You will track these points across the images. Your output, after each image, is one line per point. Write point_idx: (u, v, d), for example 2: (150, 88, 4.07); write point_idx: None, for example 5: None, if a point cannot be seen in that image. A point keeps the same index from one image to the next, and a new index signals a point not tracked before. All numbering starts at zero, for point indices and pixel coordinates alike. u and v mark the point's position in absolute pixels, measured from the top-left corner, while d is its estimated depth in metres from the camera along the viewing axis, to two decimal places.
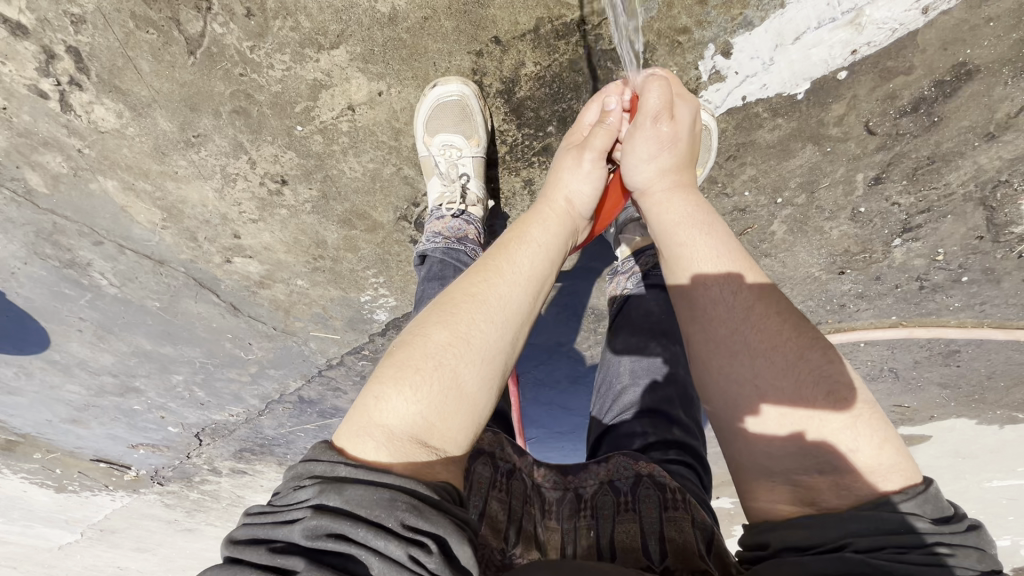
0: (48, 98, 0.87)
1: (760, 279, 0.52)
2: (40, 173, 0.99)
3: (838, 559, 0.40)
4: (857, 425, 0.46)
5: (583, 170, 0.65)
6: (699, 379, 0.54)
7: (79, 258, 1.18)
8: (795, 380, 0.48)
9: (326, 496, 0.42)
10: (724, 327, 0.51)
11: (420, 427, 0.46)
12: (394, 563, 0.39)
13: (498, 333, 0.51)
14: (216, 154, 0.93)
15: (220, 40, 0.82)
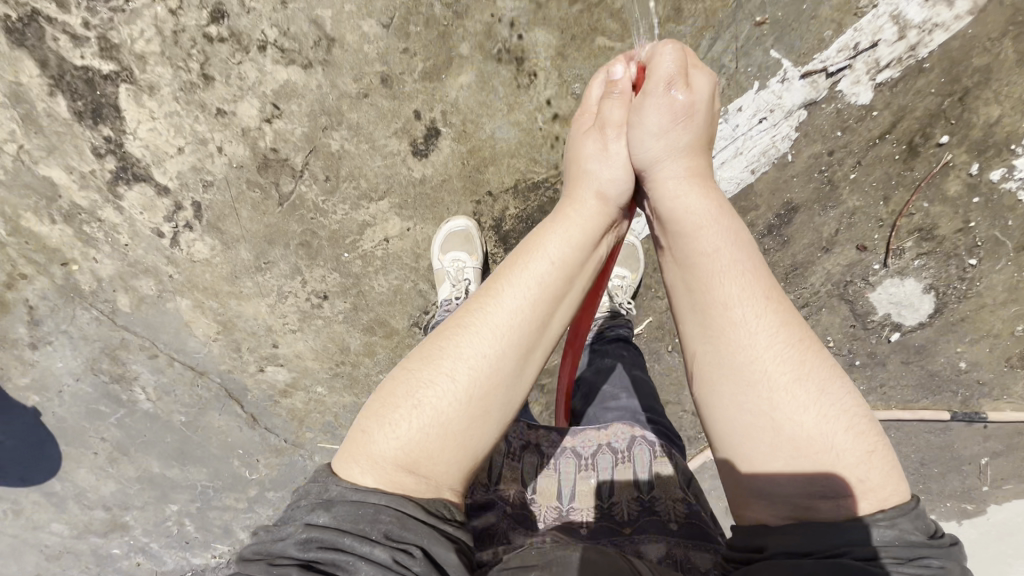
0: (163, 237, 1.19)
1: (773, 302, 0.59)
2: (130, 295, 1.27)
3: (838, 564, 0.48)
4: (872, 457, 0.53)
5: (608, 159, 0.72)
6: (708, 388, 0.59)
7: (128, 371, 1.38)
8: (811, 408, 0.54)
9: (319, 518, 0.53)
10: (740, 348, 0.57)
11: (405, 459, 0.55)
12: (378, 564, 0.50)
13: (501, 362, 0.58)
14: (278, 276, 1.24)
15: (303, 195, 1.15)
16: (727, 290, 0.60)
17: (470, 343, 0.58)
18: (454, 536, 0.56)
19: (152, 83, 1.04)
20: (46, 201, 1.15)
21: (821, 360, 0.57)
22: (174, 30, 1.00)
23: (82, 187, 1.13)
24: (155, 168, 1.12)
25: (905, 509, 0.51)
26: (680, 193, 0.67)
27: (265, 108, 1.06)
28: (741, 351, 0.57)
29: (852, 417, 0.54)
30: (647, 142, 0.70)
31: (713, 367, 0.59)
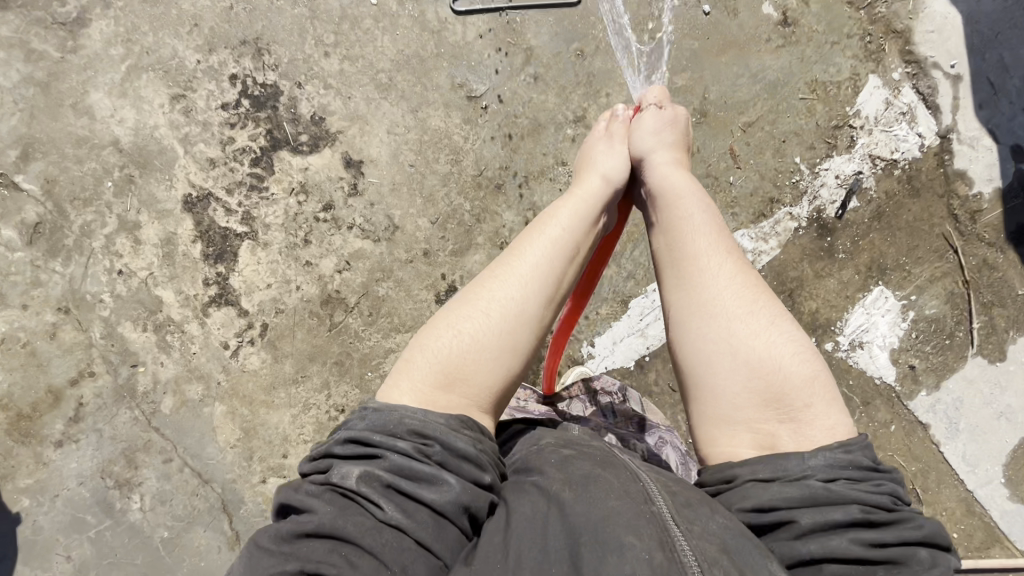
0: (227, 349, 1.52)
1: (731, 259, 0.92)
2: (176, 398, 1.51)
3: (806, 487, 0.66)
4: (816, 385, 0.78)
5: (615, 157, 1.11)
6: (683, 323, 0.87)
7: (136, 476, 1.50)
8: (763, 339, 0.81)
9: (353, 427, 0.70)
10: (706, 294, 0.88)
11: (442, 376, 0.78)
12: (404, 453, 0.67)
13: (538, 286, 0.89)
14: (309, 389, 1.53)
15: (349, 325, 1.55)
16: (698, 242, 0.94)
17: (515, 270, 0.90)
18: (470, 429, 0.73)
19: (267, 239, 1.53)
20: (148, 314, 1.50)
21: (770, 302, 0.86)
22: (296, 213, 1.54)
23: (182, 305, 1.51)
24: (245, 297, 1.53)
25: (845, 439, 0.72)
26: (667, 174, 1.06)
27: (340, 263, 1.55)
28: (704, 295, 0.88)
29: (799, 351, 0.81)
30: (644, 140, 1.11)
31: (687, 303, 0.89)
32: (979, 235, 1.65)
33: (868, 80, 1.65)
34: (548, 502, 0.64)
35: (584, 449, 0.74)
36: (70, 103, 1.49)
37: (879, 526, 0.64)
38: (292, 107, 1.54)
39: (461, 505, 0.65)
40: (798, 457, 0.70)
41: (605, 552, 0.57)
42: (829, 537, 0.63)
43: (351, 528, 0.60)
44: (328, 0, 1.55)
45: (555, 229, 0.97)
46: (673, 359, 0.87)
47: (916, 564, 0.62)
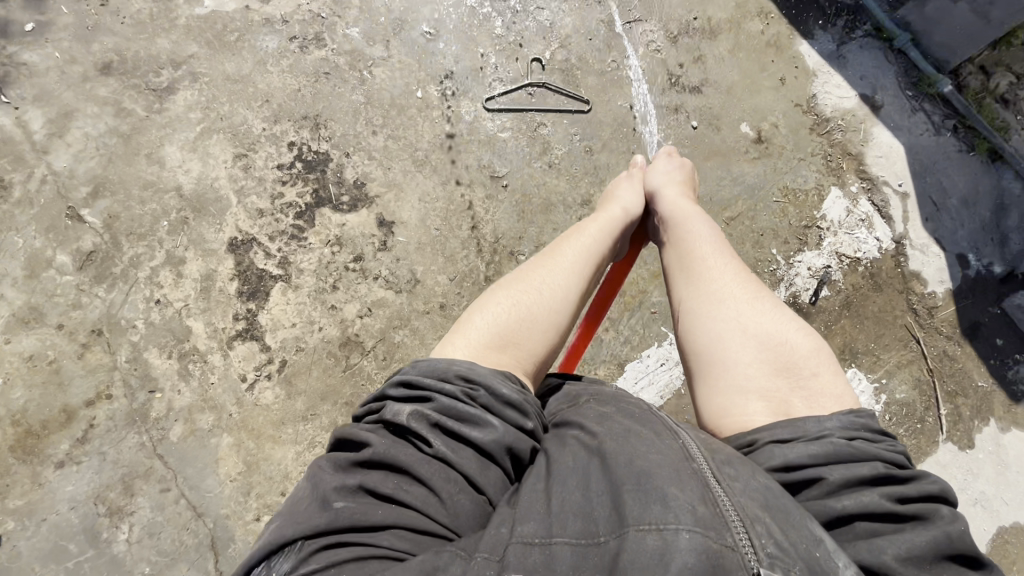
0: (244, 381, 1.59)
1: (733, 262, 1.09)
2: (185, 427, 1.55)
3: (829, 445, 0.72)
4: (820, 360, 0.89)
5: (631, 190, 1.35)
6: (692, 304, 1.02)
7: (130, 504, 1.49)
8: (768, 320, 0.94)
9: (408, 375, 0.83)
10: (712, 282, 1.03)
11: (492, 338, 0.94)
12: (451, 395, 0.78)
13: (567, 278, 1.09)
14: (317, 427, 1.59)
15: (363, 367, 1.64)
16: (702, 249, 1.13)
17: (548, 266, 1.11)
18: (512, 384, 0.84)
19: (298, 282, 1.68)
20: (175, 342, 1.60)
21: (768, 293, 1.01)
22: (329, 261, 1.70)
23: (209, 336, 1.61)
24: (269, 333, 1.63)
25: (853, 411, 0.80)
26: (676, 201, 1.28)
27: (363, 308, 1.68)
28: (713, 287, 1.03)
29: (802, 331, 0.93)
30: (656, 178, 1.35)
31: (695, 290, 1.04)
32: (937, 328, 1.85)
33: (831, 191, 1.94)
34: (592, 454, 0.71)
35: (623, 411, 0.80)
36: (145, 153, 1.71)
37: (895, 482, 0.68)
38: (338, 172, 1.77)
39: (503, 446, 0.75)
40: (815, 420, 0.77)
41: (649, 499, 0.61)
42: (853, 490, 0.67)
43: (403, 457, 0.72)
44: (382, 91, 1.85)
45: (581, 241, 1.18)
46: (688, 337, 0.98)
47: (938, 518, 0.65)
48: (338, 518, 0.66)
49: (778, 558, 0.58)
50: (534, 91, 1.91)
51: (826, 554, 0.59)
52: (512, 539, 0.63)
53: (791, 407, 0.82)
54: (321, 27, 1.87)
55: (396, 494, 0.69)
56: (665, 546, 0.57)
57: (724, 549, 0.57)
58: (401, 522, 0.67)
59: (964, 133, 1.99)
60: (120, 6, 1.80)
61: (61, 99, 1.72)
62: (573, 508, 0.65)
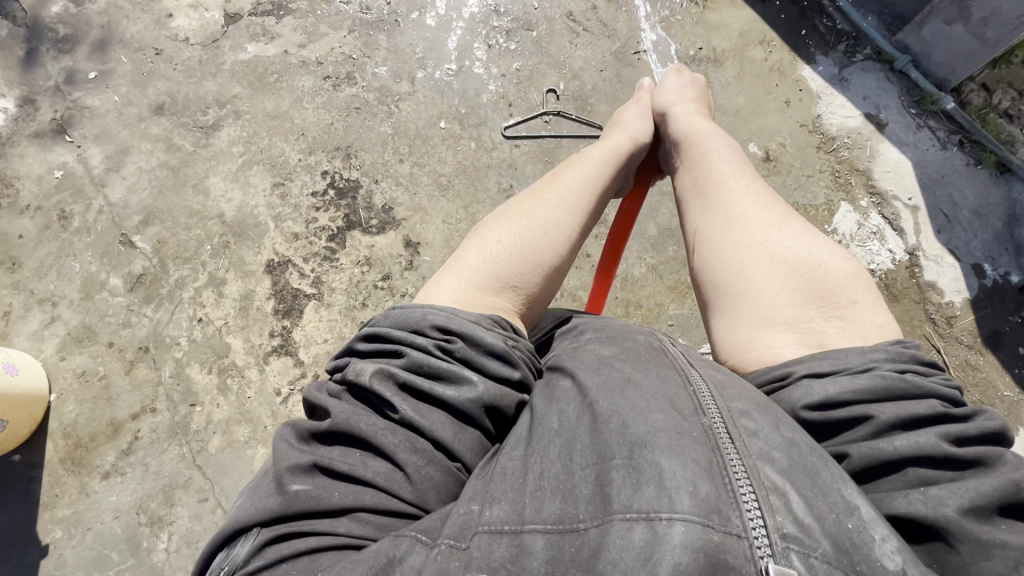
0: (278, 395, 1.67)
1: (751, 177, 1.17)
2: (223, 439, 1.62)
3: (878, 378, 0.71)
4: (858, 284, 0.92)
5: (639, 121, 1.44)
6: (709, 222, 1.10)
7: (169, 514, 1.55)
8: (802, 246, 0.98)
9: (377, 329, 0.86)
10: (730, 199, 1.12)
11: (491, 277, 1.00)
12: (423, 350, 0.81)
13: (573, 206, 1.19)
14: None
15: None
16: (721, 166, 1.21)
17: (555, 191, 1.21)
18: (494, 330, 0.88)
19: (330, 300, 1.77)
20: (215, 358, 1.69)
21: (785, 208, 1.09)
22: (359, 280, 1.80)
23: (247, 352, 1.70)
24: (303, 348, 1.71)
25: (900, 341, 0.80)
26: (691, 122, 1.36)
27: None
28: (735, 208, 1.09)
29: (838, 256, 0.96)
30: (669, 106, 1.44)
31: (711, 208, 1.13)
32: (957, 337, 1.86)
33: (841, 206, 2.00)
34: (584, 415, 0.71)
35: (627, 351, 0.82)
36: (191, 184, 1.86)
37: (952, 423, 0.66)
38: (368, 198, 1.89)
39: (477, 404, 0.78)
40: (859, 355, 0.76)
41: (643, 474, 0.60)
42: (906, 433, 0.66)
43: (363, 428, 0.74)
44: (409, 123, 2.00)
45: (587, 170, 1.27)
46: (711, 262, 1.03)
47: (1002, 464, 0.61)
48: (292, 502, 0.70)
49: (795, 539, 0.54)
50: (549, 119, 2.04)
51: (860, 527, 0.56)
52: (480, 526, 0.64)
53: (826, 337, 0.84)
54: (352, 67, 2.05)
55: (354, 472, 0.72)
56: (654, 538, 0.54)
57: (726, 537, 0.54)
58: (359, 505, 0.70)
59: (970, 147, 2.05)
60: (173, 55, 2.00)
61: (118, 138, 1.90)
62: (550, 486, 0.65)
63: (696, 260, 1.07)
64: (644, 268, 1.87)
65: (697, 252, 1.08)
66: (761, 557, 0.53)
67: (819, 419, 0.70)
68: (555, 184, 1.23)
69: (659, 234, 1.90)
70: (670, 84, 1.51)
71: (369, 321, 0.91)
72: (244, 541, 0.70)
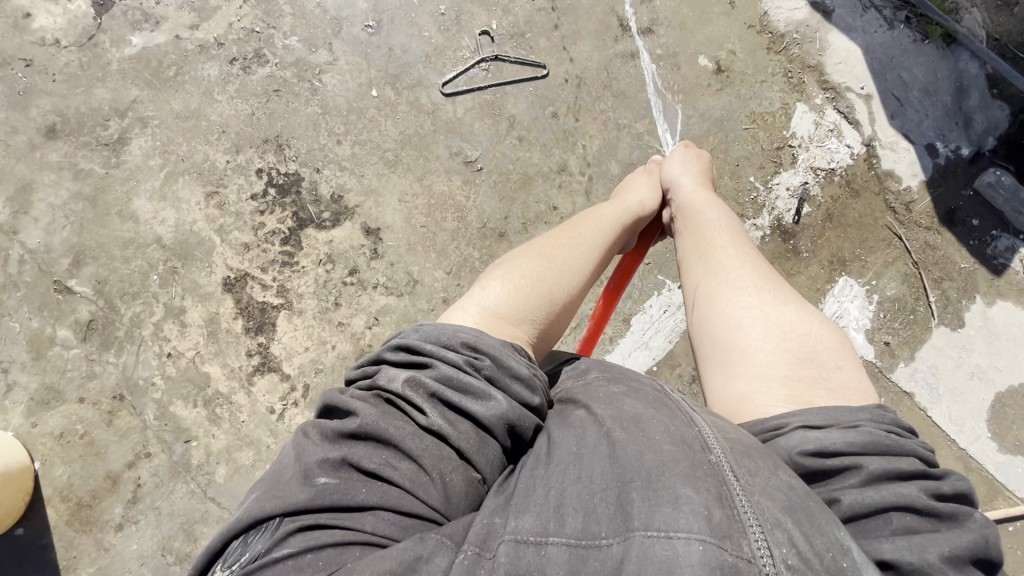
0: (273, 413, 1.63)
1: (748, 249, 1.22)
2: (229, 467, 1.60)
3: (864, 433, 0.75)
4: (843, 353, 0.95)
5: (646, 185, 1.51)
6: (705, 284, 1.14)
7: (196, 548, 1.56)
8: (792, 312, 1.01)
9: (408, 339, 0.86)
10: (727, 266, 1.16)
11: (507, 308, 1.01)
12: (455, 365, 0.80)
13: (585, 254, 1.24)
14: None
15: None
16: (719, 237, 1.26)
17: (569, 247, 1.24)
18: (518, 355, 0.87)
19: (301, 307, 1.69)
20: (197, 391, 1.63)
21: (780, 279, 1.12)
22: (325, 280, 1.71)
23: (228, 378, 1.64)
24: (285, 362, 1.66)
25: (879, 404, 0.83)
26: (694, 192, 1.42)
27: (369, 319, 1.71)
28: (731, 275, 1.13)
29: (824, 325, 1.00)
30: (674, 171, 1.50)
31: (708, 272, 1.17)
32: (916, 222, 1.92)
33: (797, 108, 1.96)
34: (602, 441, 0.73)
35: (634, 388, 0.84)
36: (115, 211, 1.70)
37: (931, 480, 0.69)
38: (313, 190, 1.76)
39: (503, 421, 0.78)
40: (847, 412, 0.79)
41: (661, 500, 0.63)
42: (890, 484, 0.69)
43: (391, 431, 0.74)
44: (336, 98, 1.82)
45: (599, 225, 1.33)
46: (705, 319, 1.07)
47: (974, 520, 0.65)
48: (319, 493, 0.68)
49: (797, 570, 0.58)
50: (488, 66, 1.89)
51: (854, 566, 0.60)
52: (506, 534, 0.65)
53: (817, 396, 0.86)
54: (258, 43, 1.83)
55: (381, 472, 0.71)
56: (674, 556, 0.58)
57: (738, 561, 0.58)
58: (383, 504, 0.69)
59: (916, 22, 1.99)
60: (46, 64, 1.74)
61: (15, 174, 1.69)
62: (574, 503, 0.67)
63: (694, 320, 1.10)
64: None
65: (695, 313, 1.11)
66: None
67: (811, 466, 0.73)
68: (574, 229, 1.30)
69: (622, 173, 1.86)
70: (675, 153, 1.54)
71: (393, 339, 0.88)
72: (264, 531, 0.67)
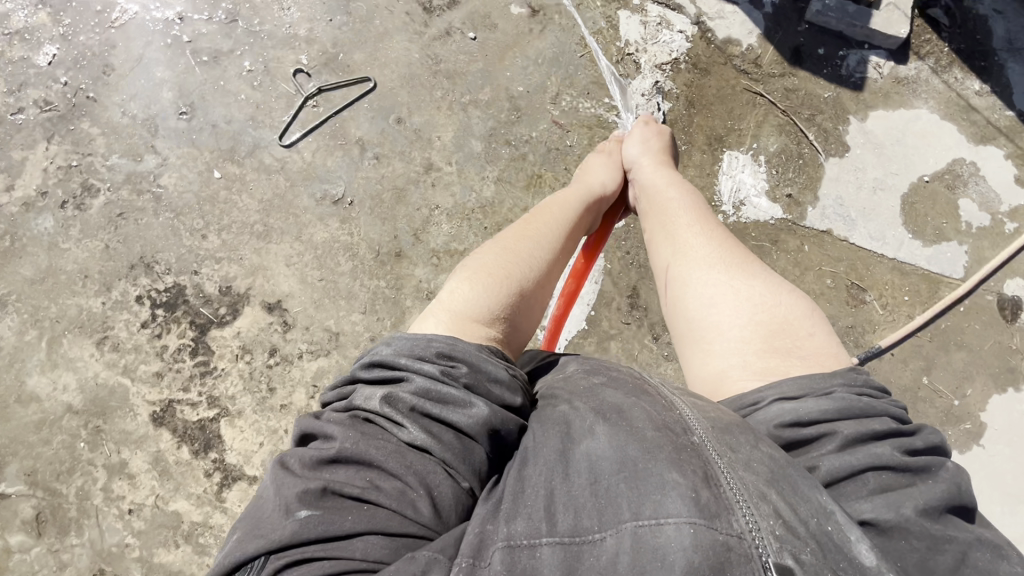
0: None
1: (715, 225, 1.25)
2: None
3: (841, 398, 0.76)
4: (813, 318, 0.98)
5: (607, 168, 1.56)
6: (675, 261, 1.18)
7: None
8: (759, 282, 1.04)
9: (383, 353, 0.84)
10: (695, 241, 1.19)
11: (477, 310, 1.01)
12: (431, 376, 0.79)
13: (551, 237, 1.25)
14: None
15: None
16: (682, 216, 1.28)
17: (535, 232, 1.25)
18: (494, 358, 0.87)
19: (238, 408, 1.65)
20: (173, 532, 1.58)
21: (749, 252, 1.15)
22: (250, 372, 1.67)
23: (198, 507, 1.59)
24: (247, 466, 1.62)
25: (851, 367, 0.86)
26: (654, 175, 1.46)
27: (309, 389, 1.67)
28: (698, 250, 1.16)
29: (789, 291, 1.02)
30: (635, 152, 1.55)
31: (677, 248, 1.20)
32: (769, 73, 1.96)
33: (620, 16, 1.97)
34: (587, 434, 0.73)
35: (613, 378, 0.86)
36: (15, 399, 1.63)
37: (904, 436, 0.72)
38: (200, 292, 1.71)
39: (485, 426, 0.77)
40: (820, 378, 0.81)
41: (647, 488, 0.63)
42: (866, 444, 0.70)
43: (373, 454, 0.72)
44: (182, 196, 1.76)
45: (562, 209, 1.35)
46: (678, 296, 1.10)
47: (945, 470, 0.68)
48: (304, 527, 0.65)
49: (787, 540, 0.59)
50: (316, 101, 1.84)
51: (839, 529, 0.61)
52: (500, 540, 0.65)
53: (793, 363, 0.89)
54: (81, 175, 1.75)
55: (366, 496, 0.69)
56: (665, 543, 0.59)
57: (729, 538, 0.58)
58: (372, 529, 0.66)
59: None
60: None
61: None
62: (564, 500, 0.67)
63: (669, 297, 1.13)
64: (493, 185, 1.82)
65: (667, 295, 1.14)
66: (761, 555, 0.57)
67: (791, 436, 0.74)
68: (540, 214, 1.32)
69: (485, 146, 1.85)
70: (635, 132, 1.61)
71: (370, 352, 0.86)
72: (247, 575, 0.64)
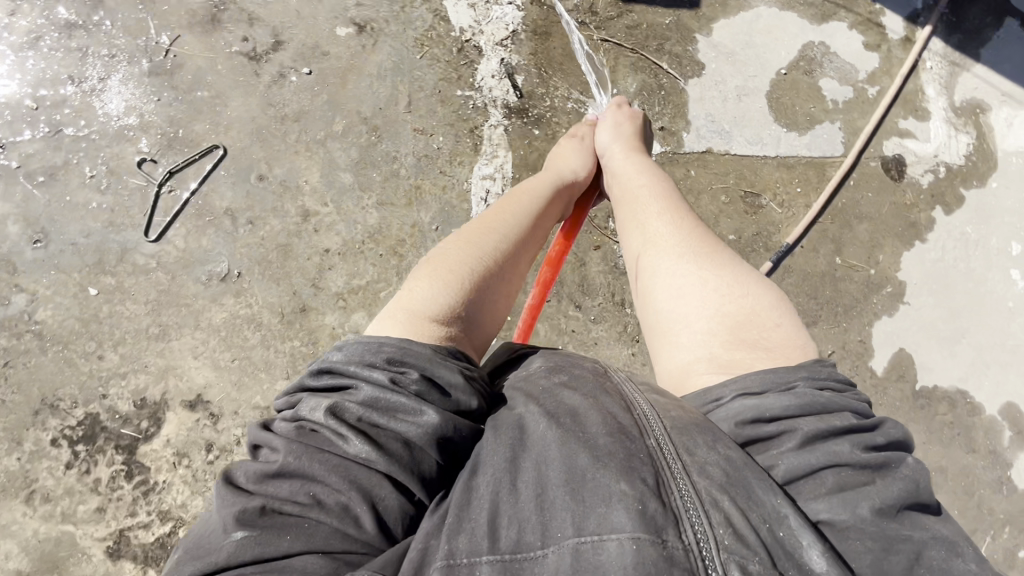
0: None
1: (692, 216, 1.24)
2: None
3: (807, 393, 0.77)
4: (780, 308, 1.00)
5: (579, 155, 1.55)
6: (648, 246, 1.18)
7: None
8: (729, 272, 1.06)
9: (335, 360, 0.79)
10: (669, 229, 1.18)
11: (434, 309, 0.98)
12: (380, 385, 0.74)
13: (515, 223, 1.22)
14: None
15: None
16: (654, 207, 1.27)
17: (501, 219, 1.22)
18: (449, 361, 0.81)
19: (191, 514, 1.60)
20: None
21: (724, 244, 1.14)
22: (193, 474, 1.62)
23: None
24: None
25: (816, 360, 0.87)
26: (626, 164, 1.45)
27: None
28: (669, 237, 1.16)
29: (753, 281, 1.04)
30: (606, 141, 1.54)
31: (650, 236, 1.20)
32: (606, 17, 1.97)
33: (446, 5, 1.95)
34: (542, 441, 0.71)
35: (575, 375, 0.83)
36: None
37: (863, 432, 0.73)
38: (115, 413, 1.65)
39: (432, 437, 0.71)
40: (782, 373, 0.82)
41: (594, 498, 0.63)
42: (825, 442, 0.71)
43: (314, 467, 0.67)
44: (65, 324, 1.68)
45: (531, 197, 1.33)
46: (649, 286, 1.12)
47: (902, 465, 0.69)
48: (239, 548, 0.61)
49: (736, 550, 0.60)
50: (172, 185, 1.78)
51: (791, 534, 0.62)
52: (440, 557, 0.62)
53: (761, 356, 0.91)
54: None
55: (306, 514, 0.64)
56: (606, 559, 0.59)
57: (674, 554, 0.59)
58: (309, 549, 0.62)
59: None
60: None
61: None
62: (510, 514, 0.65)
63: (640, 287, 1.15)
64: (376, 211, 1.79)
65: (639, 284, 1.16)
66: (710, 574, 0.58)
67: (751, 433, 0.75)
68: (510, 202, 1.30)
69: (356, 176, 1.81)
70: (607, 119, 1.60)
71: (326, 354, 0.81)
72: None
